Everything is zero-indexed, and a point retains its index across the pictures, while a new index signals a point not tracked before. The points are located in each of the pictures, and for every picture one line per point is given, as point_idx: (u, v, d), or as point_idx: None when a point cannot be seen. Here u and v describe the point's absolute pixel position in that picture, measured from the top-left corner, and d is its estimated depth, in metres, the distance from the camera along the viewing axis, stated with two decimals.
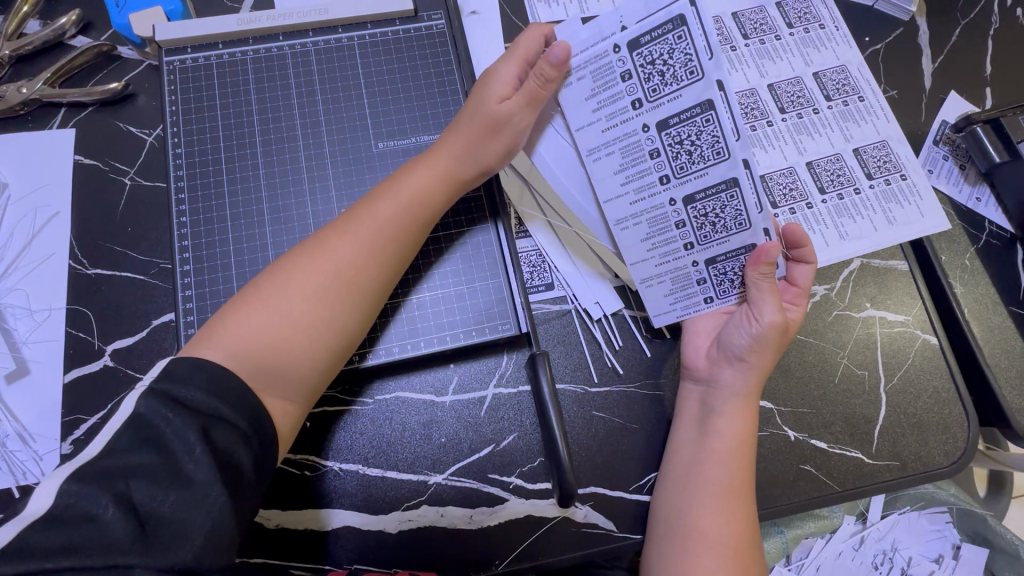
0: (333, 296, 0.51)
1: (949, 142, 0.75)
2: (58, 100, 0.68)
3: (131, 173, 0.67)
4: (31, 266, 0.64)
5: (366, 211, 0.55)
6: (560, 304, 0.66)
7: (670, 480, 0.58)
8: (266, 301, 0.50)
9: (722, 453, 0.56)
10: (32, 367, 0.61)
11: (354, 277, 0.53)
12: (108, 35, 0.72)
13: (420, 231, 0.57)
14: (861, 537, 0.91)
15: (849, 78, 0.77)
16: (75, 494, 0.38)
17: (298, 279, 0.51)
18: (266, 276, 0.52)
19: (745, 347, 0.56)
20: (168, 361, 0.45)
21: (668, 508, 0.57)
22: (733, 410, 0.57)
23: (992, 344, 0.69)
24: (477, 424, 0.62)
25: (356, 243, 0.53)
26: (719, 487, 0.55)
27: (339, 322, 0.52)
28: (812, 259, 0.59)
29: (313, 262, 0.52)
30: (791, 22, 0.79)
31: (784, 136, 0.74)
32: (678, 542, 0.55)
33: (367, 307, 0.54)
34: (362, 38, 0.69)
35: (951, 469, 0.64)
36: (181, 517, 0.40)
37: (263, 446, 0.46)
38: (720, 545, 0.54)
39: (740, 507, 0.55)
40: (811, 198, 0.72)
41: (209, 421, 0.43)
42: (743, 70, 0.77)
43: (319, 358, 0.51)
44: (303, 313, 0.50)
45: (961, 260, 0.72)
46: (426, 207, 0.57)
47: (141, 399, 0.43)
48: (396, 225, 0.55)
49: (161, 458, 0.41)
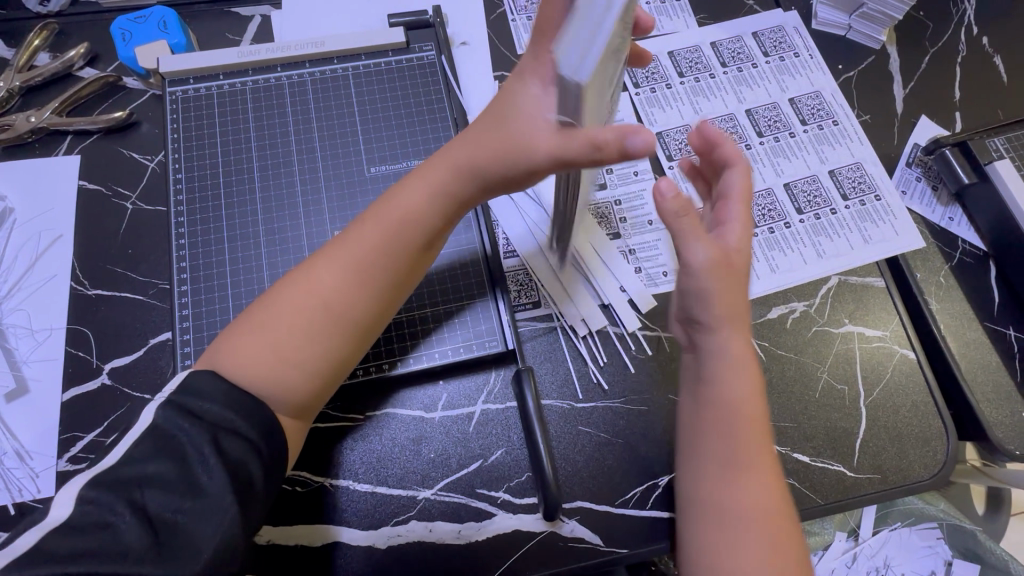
0: (325, 325, 0.51)
1: (921, 164, 0.78)
2: (64, 128, 0.71)
3: (133, 197, 0.70)
4: (34, 288, 0.66)
5: (356, 236, 0.52)
6: (546, 321, 0.68)
7: (699, 459, 0.54)
8: (258, 332, 0.50)
9: (746, 400, 0.54)
10: (31, 385, 0.63)
11: (346, 305, 0.51)
12: (114, 66, 0.75)
13: (415, 251, 0.54)
14: (853, 554, 0.92)
15: (824, 103, 0.80)
16: (93, 501, 0.41)
17: (287, 310, 0.50)
18: (259, 305, 0.51)
19: (742, 245, 0.53)
20: (185, 374, 0.47)
21: (705, 486, 0.53)
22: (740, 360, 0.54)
23: (968, 359, 0.71)
24: (466, 440, 0.63)
25: (348, 273, 0.51)
26: (747, 443, 0.53)
27: (329, 350, 0.51)
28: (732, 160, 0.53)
29: (302, 292, 0.51)
30: (767, 51, 0.83)
31: (762, 158, 0.77)
32: (723, 519, 0.52)
33: (358, 334, 0.53)
34: (356, 69, 0.73)
35: (931, 482, 0.65)
36: (194, 526, 0.41)
37: (273, 459, 0.47)
38: (762, 513, 0.51)
39: (768, 466, 0.53)
40: (789, 218, 0.74)
41: (223, 433, 0.45)
42: (722, 96, 0.80)
43: (313, 383, 0.51)
44: (293, 344, 0.50)
45: (936, 277, 0.74)
46: (420, 230, 0.53)
47: (161, 409, 0.45)
48: (394, 250, 0.53)
49: (179, 470, 0.43)
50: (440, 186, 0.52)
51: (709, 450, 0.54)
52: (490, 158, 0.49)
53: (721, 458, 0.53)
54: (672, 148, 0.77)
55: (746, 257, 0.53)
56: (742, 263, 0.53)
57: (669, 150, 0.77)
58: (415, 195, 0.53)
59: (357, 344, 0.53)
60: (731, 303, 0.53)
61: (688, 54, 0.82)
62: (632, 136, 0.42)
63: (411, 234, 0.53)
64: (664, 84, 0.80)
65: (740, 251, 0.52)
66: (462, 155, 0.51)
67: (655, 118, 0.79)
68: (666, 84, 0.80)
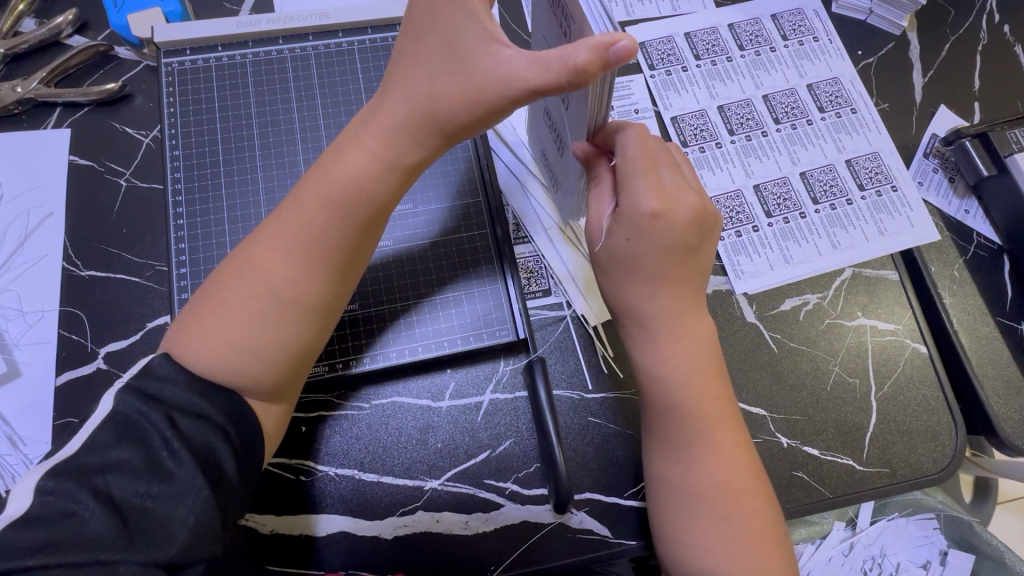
0: (278, 312, 0.47)
1: (939, 155, 0.77)
2: (53, 99, 0.67)
3: (127, 174, 0.66)
4: (23, 267, 0.64)
5: (296, 216, 0.48)
6: (557, 310, 0.66)
7: (653, 441, 0.55)
8: (207, 323, 0.46)
9: (686, 377, 0.53)
10: (24, 369, 0.61)
11: (300, 291, 0.47)
12: (105, 34, 0.71)
13: (371, 219, 0.49)
14: (850, 543, 0.93)
15: (842, 90, 0.78)
16: (53, 492, 0.38)
17: (233, 300, 0.47)
18: (208, 294, 0.48)
19: (627, 250, 0.51)
20: (152, 357, 0.45)
21: (663, 467, 0.54)
22: (672, 338, 0.53)
23: (978, 353, 0.71)
24: (474, 429, 0.62)
25: (295, 254, 0.47)
26: (690, 413, 0.53)
27: (281, 335, 0.47)
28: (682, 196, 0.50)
29: (247, 279, 0.47)
30: (786, 34, 0.80)
31: (778, 146, 0.75)
32: (678, 497, 0.53)
33: (317, 317, 0.49)
34: (362, 43, 0.69)
35: (938, 477, 0.65)
36: (166, 509, 0.39)
37: (243, 443, 0.45)
38: (715, 488, 0.52)
39: (723, 438, 0.53)
40: (805, 208, 0.73)
41: (182, 412, 0.42)
42: (738, 80, 0.78)
43: (279, 370, 0.48)
44: (246, 332, 0.46)
45: (949, 270, 0.73)
46: (368, 193, 0.48)
47: (119, 397, 0.43)
48: (342, 226, 0.48)
49: (144, 455, 0.40)
50: (378, 150, 0.48)
51: (656, 433, 0.55)
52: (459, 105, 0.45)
53: (671, 440, 0.54)
54: (686, 133, 0.75)
55: (657, 249, 0.50)
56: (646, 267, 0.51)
57: (684, 135, 0.75)
58: (356, 163, 0.48)
59: (317, 327, 0.49)
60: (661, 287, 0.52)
61: (704, 36, 0.79)
62: (613, 44, 0.36)
63: (360, 207, 0.48)
64: (680, 67, 0.78)
65: (646, 252, 0.50)
66: (409, 108, 0.47)
67: (670, 101, 0.76)
68: (683, 67, 0.78)
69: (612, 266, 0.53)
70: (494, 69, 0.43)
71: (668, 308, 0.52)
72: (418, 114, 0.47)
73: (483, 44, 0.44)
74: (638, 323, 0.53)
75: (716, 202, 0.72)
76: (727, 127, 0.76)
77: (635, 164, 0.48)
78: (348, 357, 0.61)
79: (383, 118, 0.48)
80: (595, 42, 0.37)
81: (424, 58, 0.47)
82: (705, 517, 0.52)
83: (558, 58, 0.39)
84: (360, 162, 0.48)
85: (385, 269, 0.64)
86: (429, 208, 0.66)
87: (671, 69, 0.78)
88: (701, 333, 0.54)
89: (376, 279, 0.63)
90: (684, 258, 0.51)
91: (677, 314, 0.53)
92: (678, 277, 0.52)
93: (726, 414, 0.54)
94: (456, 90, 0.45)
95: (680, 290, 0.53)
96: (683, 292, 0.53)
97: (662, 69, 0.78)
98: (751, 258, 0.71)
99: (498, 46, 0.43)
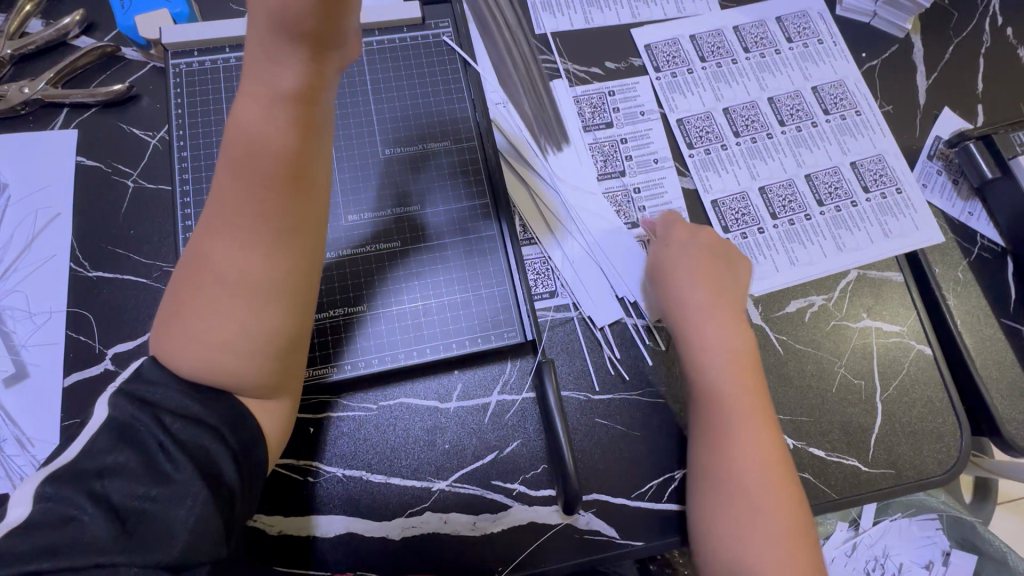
0: (231, 297, 0.42)
1: (943, 157, 0.77)
2: (61, 100, 0.68)
3: (134, 175, 0.66)
4: (31, 268, 0.64)
5: (220, 192, 0.43)
6: (564, 312, 0.67)
7: (700, 434, 0.59)
8: (174, 332, 0.44)
9: (749, 379, 0.60)
10: (32, 370, 0.61)
11: (247, 268, 0.42)
12: (112, 35, 0.71)
13: (285, 163, 0.41)
14: (853, 543, 0.93)
15: (847, 92, 0.78)
16: (54, 497, 0.38)
17: (190, 300, 0.43)
18: (174, 299, 0.45)
19: (676, 273, 0.65)
20: (144, 361, 0.45)
21: (707, 459, 0.58)
22: (732, 342, 0.62)
23: (983, 355, 0.71)
24: (481, 431, 0.62)
25: (230, 232, 0.42)
26: (741, 407, 0.59)
27: (244, 320, 0.43)
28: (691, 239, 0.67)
29: (196, 273, 0.43)
30: (791, 37, 0.80)
31: (783, 148, 0.76)
32: (730, 490, 0.56)
33: (278, 292, 0.43)
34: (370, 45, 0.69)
35: (943, 478, 0.65)
36: (163, 512, 0.39)
37: (241, 445, 0.45)
38: (755, 483, 0.56)
39: (769, 444, 0.57)
40: (810, 210, 0.73)
41: (174, 417, 0.42)
42: (744, 82, 0.78)
43: (257, 358, 0.44)
44: (204, 328, 0.43)
45: (954, 273, 0.73)
46: (269, 134, 0.41)
47: (116, 402, 0.43)
48: (258, 182, 0.41)
49: (142, 459, 0.41)
50: (262, 86, 0.40)
51: (708, 429, 0.58)
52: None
53: (719, 435, 0.58)
54: (692, 135, 0.75)
55: (698, 267, 0.65)
56: (693, 280, 0.65)
57: (690, 137, 0.75)
58: (249, 108, 0.41)
59: (288, 306, 0.44)
60: (705, 298, 0.64)
61: (709, 38, 0.80)
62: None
63: (265, 150, 0.41)
64: (685, 69, 0.78)
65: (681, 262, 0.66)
66: (258, 24, 0.38)
67: (676, 103, 0.77)
68: (688, 69, 0.78)
69: (670, 289, 0.65)
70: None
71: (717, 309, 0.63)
72: (269, 33, 0.38)
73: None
74: (692, 324, 0.63)
75: (721, 204, 0.73)
76: (733, 129, 0.76)
77: (666, 228, 0.69)
78: (357, 358, 0.61)
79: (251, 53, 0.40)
80: None
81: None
82: (754, 514, 0.55)
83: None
84: (251, 104, 0.40)
85: (393, 270, 0.64)
86: (437, 210, 0.66)
87: (676, 71, 0.78)
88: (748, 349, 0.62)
89: (384, 280, 0.63)
90: (716, 279, 0.65)
91: (732, 327, 0.63)
92: (713, 288, 0.65)
93: (765, 415, 0.59)
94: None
95: (724, 304, 0.64)
96: (729, 303, 0.65)
97: (668, 71, 0.78)
98: (757, 260, 0.71)
99: None
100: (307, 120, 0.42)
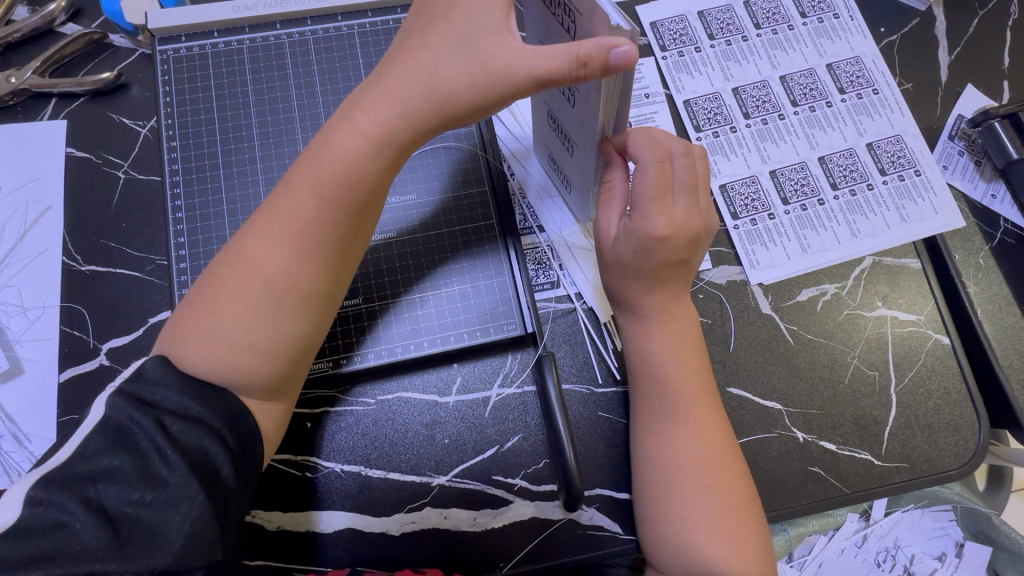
0: (274, 305, 0.45)
1: (965, 137, 0.74)
2: (49, 90, 0.66)
3: (125, 166, 0.65)
4: (24, 263, 0.63)
5: (288, 199, 0.46)
6: (565, 302, 0.65)
7: (643, 416, 0.57)
8: (201, 323, 0.45)
9: (677, 354, 0.56)
10: (27, 366, 0.60)
11: (297, 280, 0.45)
12: (99, 22, 0.70)
13: (358, 201, 0.46)
14: (863, 535, 0.91)
15: (864, 70, 0.75)
16: (43, 502, 0.37)
17: (226, 296, 0.45)
18: (204, 288, 0.46)
19: (621, 248, 0.54)
20: (144, 360, 0.44)
21: (652, 444, 0.56)
22: (661, 316, 0.56)
23: (1004, 344, 0.68)
24: (481, 425, 0.61)
25: (287, 243, 0.45)
26: (672, 383, 0.56)
27: (281, 328, 0.45)
28: (649, 216, 0.51)
29: (240, 270, 0.45)
30: (805, 11, 0.77)
31: (796, 130, 0.72)
32: (665, 472, 0.55)
33: (316, 308, 0.47)
34: (362, 27, 0.67)
35: (961, 471, 0.63)
36: (159, 517, 0.38)
37: (240, 446, 0.44)
38: (694, 462, 0.54)
39: (713, 430, 0.55)
40: (823, 194, 0.70)
41: (174, 418, 0.41)
42: (755, 61, 0.75)
43: (277, 365, 0.46)
44: (239, 327, 0.44)
45: (974, 259, 0.70)
46: (357, 173, 0.45)
47: (111, 401, 0.41)
48: (335, 209, 0.45)
49: (136, 461, 0.39)
50: (371, 130, 0.45)
51: (649, 406, 0.56)
52: (457, 89, 0.43)
53: (656, 413, 0.56)
54: (700, 117, 0.72)
55: (655, 256, 0.53)
56: (637, 270, 0.54)
57: (698, 120, 0.72)
58: (349, 143, 0.45)
59: (318, 318, 0.47)
60: (645, 288, 0.55)
61: (719, 14, 0.76)
62: (615, 47, 0.37)
63: (350, 187, 0.45)
64: (693, 47, 0.75)
65: (624, 255, 0.54)
66: (408, 90, 0.44)
67: (683, 84, 0.73)
68: (696, 47, 0.75)
69: (608, 254, 0.56)
70: (504, 55, 0.42)
71: (650, 280, 0.55)
72: (412, 96, 0.44)
73: (488, 34, 0.42)
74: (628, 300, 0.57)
75: (730, 189, 0.70)
76: (743, 111, 0.73)
77: (642, 196, 0.51)
78: (353, 352, 0.60)
79: (376, 95, 0.45)
80: (599, 43, 0.37)
81: (431, 38, 0.44)
82: (695, 495, 0.53)
83: (570, 52, 0.39)
84: (354, 143, 0.45)
85: (389, 261, 0.62)
86: (433, 198, 0.65)
87: (683, 50, 0.74)
88: (687, 318, 0.58)
89: (380, 272, 0.62)
90: (660, 271, 0.54)
91: (665, 296, 0.56)
92: (659, 278, 0.55)
93: (705, 389, 0.56)
94: (460, 71, 0.43)
95: (667, 289, 0.56)
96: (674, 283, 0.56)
97: (675, 50, 0.74)
98: (767, 247, 0.68)
99: (509, 39, 0.42)
100: (390, 169, 0.47)
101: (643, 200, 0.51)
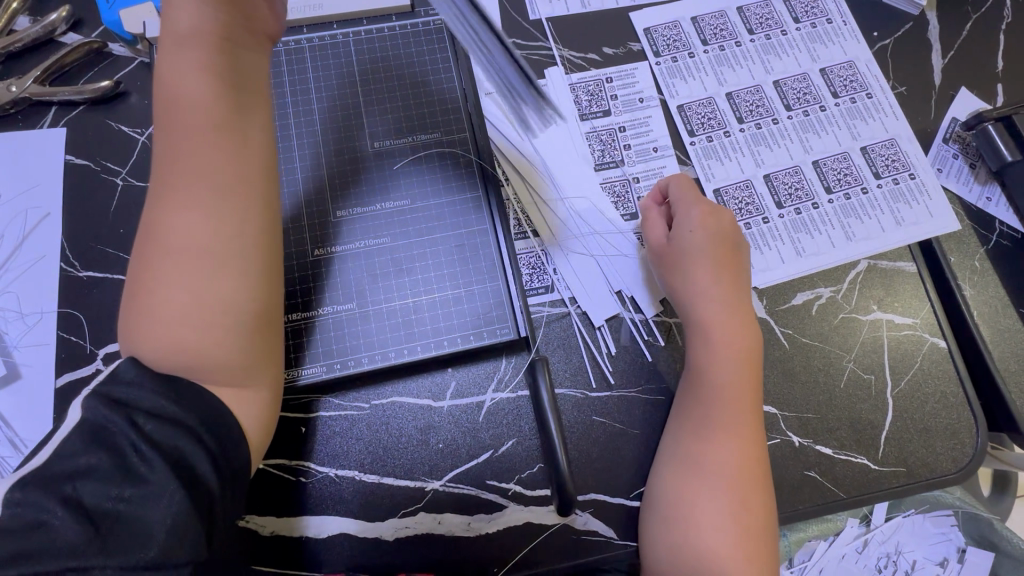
0: (220, 270, 0.44)
1: (959, 140, 0.74)
2: (49, 98, 0.67)
3: (123, 173, 0.66)
4: (22, 269, 0.63)
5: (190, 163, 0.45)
6: (559, 307, 0.65)
7: (686, 420, 0.57)
8: (150, 316, 0.43)
9: (730, 366, 0.57)
10: (23, 372, 0.61)
11: (234, 240, 0.45)
12: (99, 31, 0.70)
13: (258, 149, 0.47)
14: (864, 540, 0.90)
15: (857, 74, 0.75)
16: (21, 502, 0.37)
17: (165, 280, 0.43)
18: (136, 284, 0.44)
19: (691, 240, 0.61)
20: (122, 360, 0.44)
21: (691, 447, 0.56)
22: (724, 328, 0.58)
23: (1001, 347, 0.68)
24: (475, 430, 0.61)
25: (211, 205, 0.44)
26: (726, 396, 0.56)
27: (231, 291, 0.45)
28: (695, 211, 0.62)
29: (167, 251, 0.44)
30: (798, 17, 0.77)
31: (790, 134, 0.73)
32: (702, 474, 0.54)
33: (252, 265, 0.46)
34: (358, 34, 0.69)
35: (959, 476, 0.62)
36: (140, 512, 0.38)
37: (221, 446, 0.44)
38: (728, 473, 0.54)
39: (750, 447, 0.55)
40: (817, 198, 0.70)
41: (146, 417, 0.41)
42: (748, 66, 0.75)
43: (242, 332, 0.46)
44: (187, 304, 0.43)
45: (970, 262, 0.70)
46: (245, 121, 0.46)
47: (88, 403, 0.42)
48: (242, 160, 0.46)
49: (115, 459, 0.39)
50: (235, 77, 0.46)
51: (696, 411, 0.57)
52: None
53: (700, 417, 0.56)
54: (693, 122, 0.72)
55: (713, 244, 0.61)
56: (703, 257, 0.61)
57: (691, 125, 0.72)
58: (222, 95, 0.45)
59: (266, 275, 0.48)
60: (710, 277, 0.60)
61: (712, 20, 0.76)
62: None
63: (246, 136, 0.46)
64: (686, 53, 0.75)
65: (690, 245, 0.61)
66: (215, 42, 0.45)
67: (677, 89, 0.74)
68: (689, 53, 0.75)
69: (672, 253, 0.62)
70: None
71: (709, 289, 0.60)
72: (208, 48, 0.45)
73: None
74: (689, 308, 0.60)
75: (724, 193, 0.70)
76: (736, 115, 0.73)
77: (686, 201, 0.64)
78: (347, 357, 0.60)
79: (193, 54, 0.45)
80: None
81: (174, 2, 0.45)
82: (723, 503, 0.53)
83: None
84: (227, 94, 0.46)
85: (385, 266, 0.62)
86: (427, 203, 0.65)
87: (677, 55, 0.75)
88: (748, 334, 0.59)
89: (375, 276, 0.62)
90: (726, 260, 0.61)
91: (727, 310, 0.59)
92: (725, 278, 0.60)
93: (750, 404, 0.57)
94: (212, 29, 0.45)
95: (729, 284, 0.60)
96: (736, 295, 0.60)
97: (668, 55, 0.75)
98: (761, 251, 0.68)
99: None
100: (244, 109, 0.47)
101: (690, 201, 0.64)
